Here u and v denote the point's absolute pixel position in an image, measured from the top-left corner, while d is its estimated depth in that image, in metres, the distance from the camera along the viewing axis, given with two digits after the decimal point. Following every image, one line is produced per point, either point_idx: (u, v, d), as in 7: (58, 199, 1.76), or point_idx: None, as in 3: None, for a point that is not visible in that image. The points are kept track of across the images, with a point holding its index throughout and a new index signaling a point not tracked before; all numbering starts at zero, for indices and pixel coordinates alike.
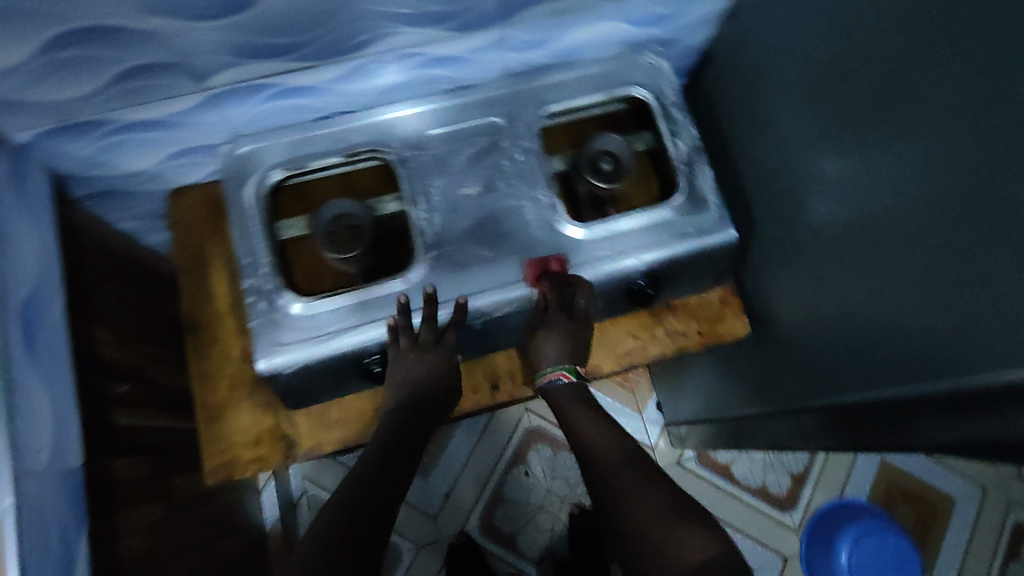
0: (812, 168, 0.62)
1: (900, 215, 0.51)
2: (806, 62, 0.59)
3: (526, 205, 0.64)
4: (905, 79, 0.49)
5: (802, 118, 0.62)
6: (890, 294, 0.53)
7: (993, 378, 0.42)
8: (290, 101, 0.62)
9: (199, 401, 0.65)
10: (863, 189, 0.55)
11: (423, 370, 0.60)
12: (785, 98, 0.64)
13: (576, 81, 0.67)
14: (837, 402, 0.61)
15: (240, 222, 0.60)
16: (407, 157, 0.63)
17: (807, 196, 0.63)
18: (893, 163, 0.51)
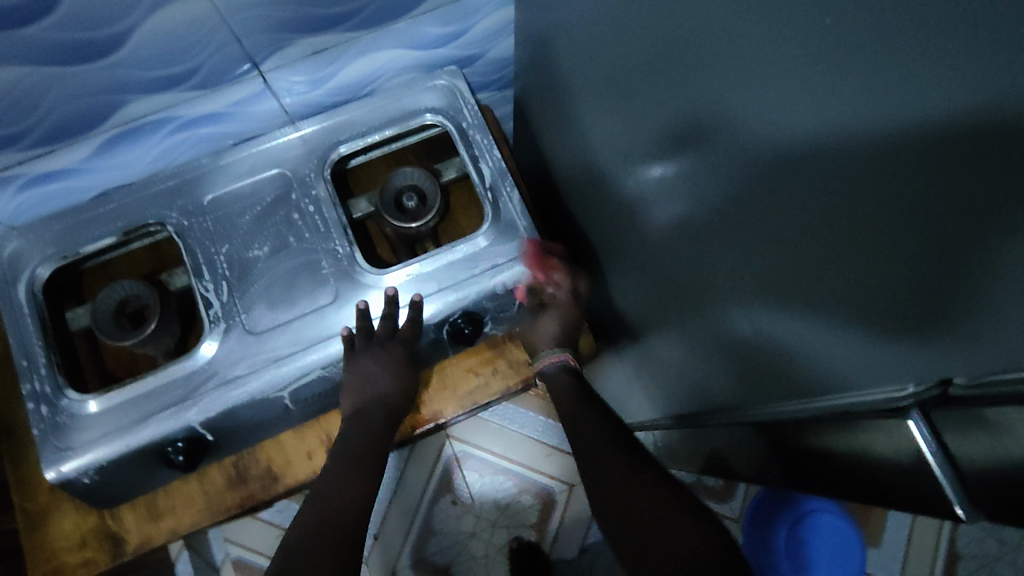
0: (620, 176, 0.57)
1: (679, 227, 0.47)
2: (583, 68, 0.55)
3: (322, 258, 0.60)
4: (645, 84, 0.45)
5: (596, 125, 0.58)
6: (708, 308, 0.49)
7: (873, 399, 0.30)
8: (51, 186, 0.58)
9: (17, 511, 0.61)
10: (656, 202, 0.50)
11: (380, 365, 0.59)
12: (580, 104, 0.59)
13: (365, 117, 0.63)
14: (740, 417, 0.50)
15: (12, 324, 0.57)
16: (187, 226, 0.60)
17: (621, 202, 0.59)
18: (660, 173, 0.47)
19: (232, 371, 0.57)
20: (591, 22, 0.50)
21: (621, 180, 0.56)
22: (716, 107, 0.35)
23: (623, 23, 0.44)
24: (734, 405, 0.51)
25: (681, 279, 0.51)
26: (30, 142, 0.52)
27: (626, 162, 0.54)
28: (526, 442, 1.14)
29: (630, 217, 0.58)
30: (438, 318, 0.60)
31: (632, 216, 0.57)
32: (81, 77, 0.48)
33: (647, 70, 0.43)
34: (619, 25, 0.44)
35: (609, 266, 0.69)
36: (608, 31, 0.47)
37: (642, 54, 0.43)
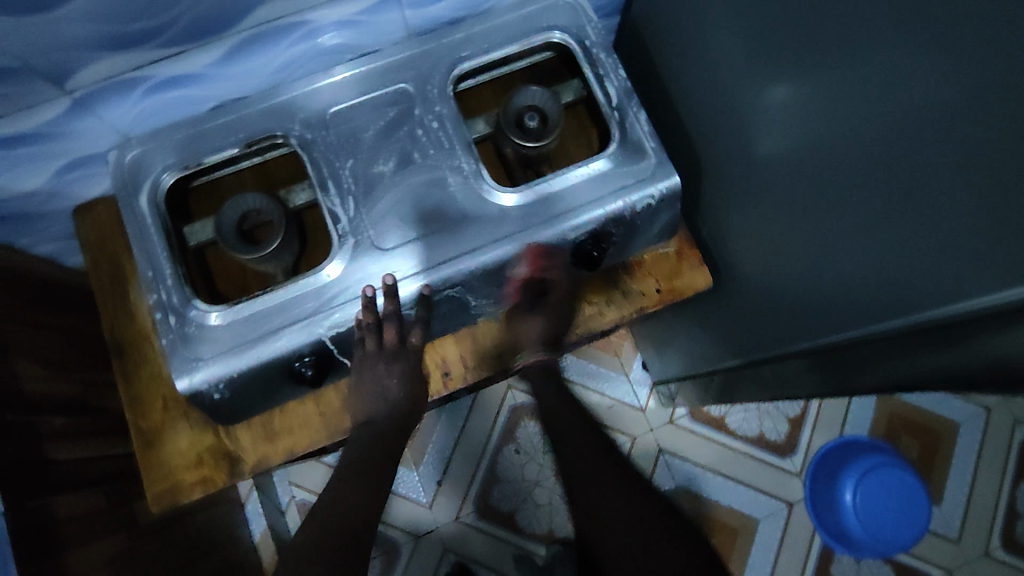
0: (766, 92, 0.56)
1: (861, 127, 0.46)
2: None
3: (447, 176, 0.58)
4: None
5: (742, 40, 0.56)
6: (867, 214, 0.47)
7: None
8: (174, 93, 0.57)
9: (132, 428, 0.60)
10: (823, 112, 0.49)
11: (384, 373, 0.59)
12: (722, 19, 0.58)
13: (488, 33, 0.62)
14: (892, 326, 0.48)
15: (138, 232, 0.56)
16: (310, 140, 0.58)
17: (759, 122, 0.58)
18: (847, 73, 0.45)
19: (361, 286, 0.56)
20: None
21: (767, 97, 0.55)
22: None
23: None
24: (883, 318, 0.49)
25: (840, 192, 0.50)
26: (166, 40, 0.50)
27: (781, 74, 0.53)
28: (586, 394, 1.15)
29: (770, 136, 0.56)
30: (571, 237, 0.58)
31: (775, 134, 0.56)
32: None
33: None
34: None
35: (719, 198, 0.68)
36: None
37: None
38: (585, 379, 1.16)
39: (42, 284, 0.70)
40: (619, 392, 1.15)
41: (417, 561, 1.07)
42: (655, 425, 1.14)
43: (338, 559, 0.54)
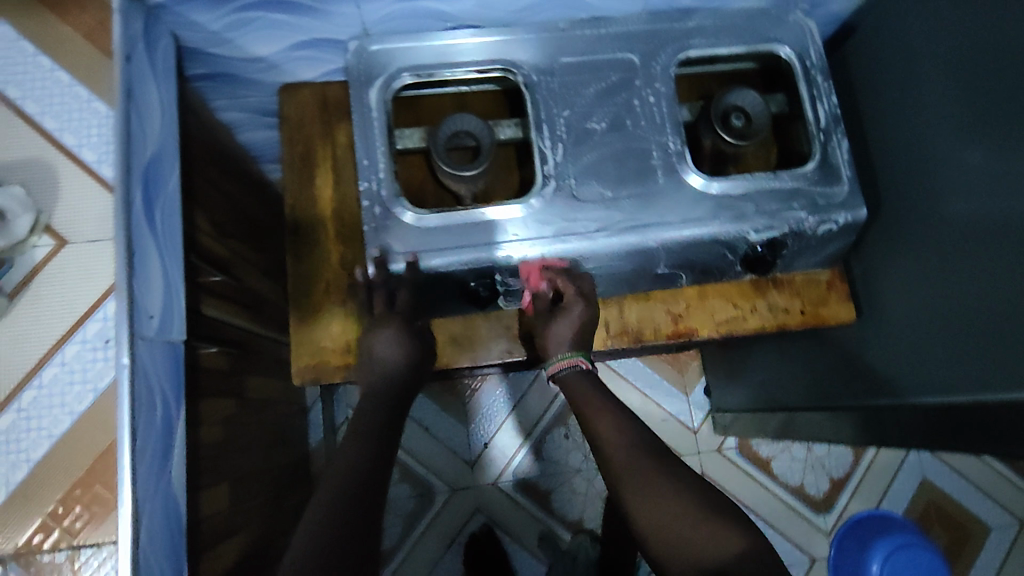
0: (974, 143, 0.58)
1: None
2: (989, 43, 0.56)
3: (652, 148, 0.61)
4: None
5: (962, 93, 0.59)
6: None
7: None
8: (426, 4, 0.59)
9: (292, 303, 0.64)
10: None
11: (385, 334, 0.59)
12: (945, 71, 0.60)
13: (718, 29, 0.64)
14: None
15: (363, 122, 0.59)
16: (535, 82, 0.61)
17: (954, 174, 0.60)
18: None
19: (547, 228, 0.58)
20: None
21: (977, 163, 0.57)
22: None
23: None
24: None
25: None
26: None
27: (1002, 142, 0.55)
28: (643, 400, 1.18)
29: (968, 197, 0.58)
30: (752, 239, 0.60)
31: (970, 196, 0.58)
32: None
33: None
34: None
35: (876, 242, 0.70)
36: None
37: None
38: (646, 386, 1.18)
39: (221, 148, 0.73)
40: (676, 407, 1.17)
41: (447, 512, 1.09)
42: (703, 448, 1.17)
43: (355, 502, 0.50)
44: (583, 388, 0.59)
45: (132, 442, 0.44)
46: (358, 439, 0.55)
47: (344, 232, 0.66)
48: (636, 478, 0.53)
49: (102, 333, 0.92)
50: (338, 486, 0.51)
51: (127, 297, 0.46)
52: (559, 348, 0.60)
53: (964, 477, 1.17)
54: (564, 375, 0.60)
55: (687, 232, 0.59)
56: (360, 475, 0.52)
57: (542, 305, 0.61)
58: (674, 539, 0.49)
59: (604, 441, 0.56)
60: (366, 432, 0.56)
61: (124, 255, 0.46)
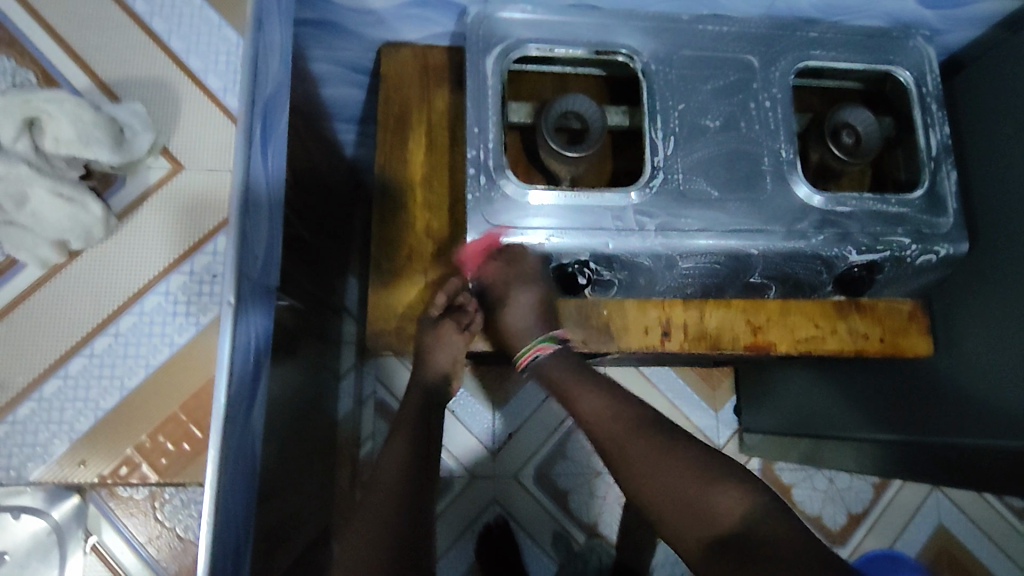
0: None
1: None
2: None
3: (763, 154, 0.59)
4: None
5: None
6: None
7: None
8: None
9: (374, 264, 0.62)
10: None
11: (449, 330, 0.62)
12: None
13: (838, 44, 0.63)
14: None
15: (477, 89, 0.57)
16: (653, 72, 0.60)
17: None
18: None
19: (650, 221, 0.57)
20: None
21: None
22: None
23: None
24: None
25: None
26: None
27: None
28: (671, 411, 1.17)
29: None
30: (852, 259, 0.59)
31: None
32: None
33: None
34: None
35: (958, 279, 0.69)
36: None
37: None
38: (675, 397, 1.17)
39: (308, 99, 0.71)
40: (704, 422, 1.16)
41: (464, 499, 1.08)
42: None
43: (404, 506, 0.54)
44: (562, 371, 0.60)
45: (230, 385, 0.43)
46: (397, 446, 0.59)
47: (432, 200, 0.64)
48: (641, 458, 0.53)
49: (213, 272, 0.64)
50: (393, 480, 0.56)
51: (239, 234, 0.44)
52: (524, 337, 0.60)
53: (979, 528, 1.16)
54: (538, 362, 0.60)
55: (789, 243, 0.58)
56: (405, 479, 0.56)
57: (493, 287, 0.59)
58: (693, 506, 0.49)
59: (597, 420, 0.57)
60: (407, 435, 0.60)
61: (240, 190, 0.44)
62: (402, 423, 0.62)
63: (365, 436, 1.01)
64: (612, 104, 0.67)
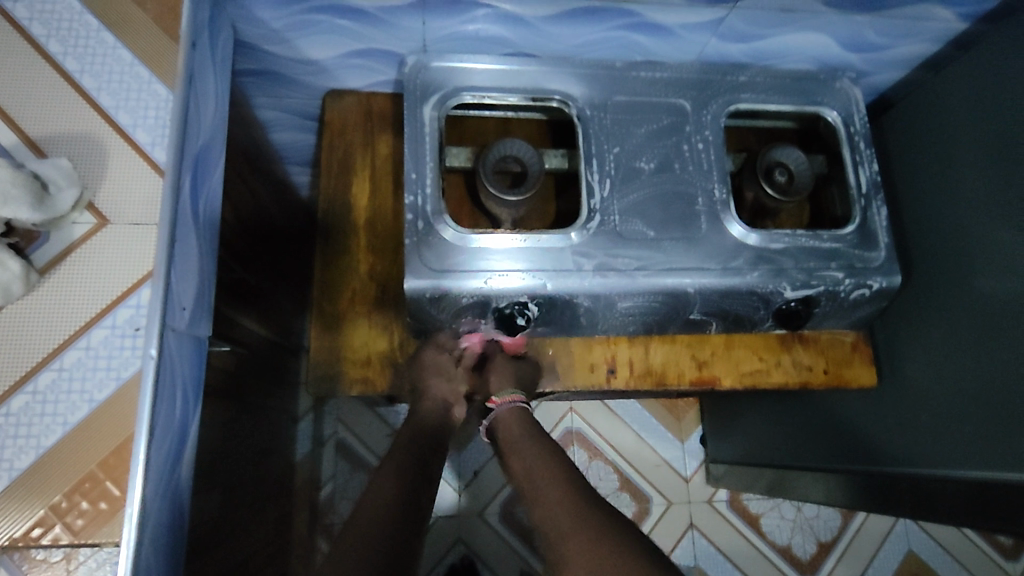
0: (1009, 224, 0.59)
1: None
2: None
3: (697, 195, 0.61)
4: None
5: (1000, 173, 0.60)
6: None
7: None
8: (489, 29, 0.60)
9: (317, 308, 0.62)
10: None
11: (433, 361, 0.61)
12: (986, 150, 0.61)
13: (767, 87, 0.66)
14: None
15: (415, 136, 0.58)
16: (588, 117, 0.62)
17: (987, 251, 0.61)
18: None
19: (587, 262, 0.58)
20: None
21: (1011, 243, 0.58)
22: None
23: None
24: None
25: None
26: None
27: None
28: (637, 443, 1.16)
29: (995, 275, 0.60)
30: (787, 294, 0.61)
31: (997, 273, 0.60)
32: None
33: None
34: None
35: (897, 310, 0.71)
36: None
37: None
38: (641, 429, 1.17)
39: (255, 145, 0.72)
40: (670, 453, 1.16)
41: (429, 540, 1.06)
42: (693, 498, 1.15)
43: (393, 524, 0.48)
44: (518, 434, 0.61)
45: (151, 440, 0.42)
46: (394, 474, 0.53)
47: (375, 243, 0.65)
48: (569, 524, 0.49)
49: None
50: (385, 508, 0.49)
51: (163, 286, 0.44)
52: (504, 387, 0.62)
53: (949, 552, 1.16)
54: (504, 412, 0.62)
55: (724, 281, 0.59)
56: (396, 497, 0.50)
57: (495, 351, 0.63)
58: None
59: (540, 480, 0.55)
60: (401, 470, 0.53)
61: (166, 242, 0.44)
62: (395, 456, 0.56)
63: (325, 478, 1.00)
64: (553, 147, 0.68)
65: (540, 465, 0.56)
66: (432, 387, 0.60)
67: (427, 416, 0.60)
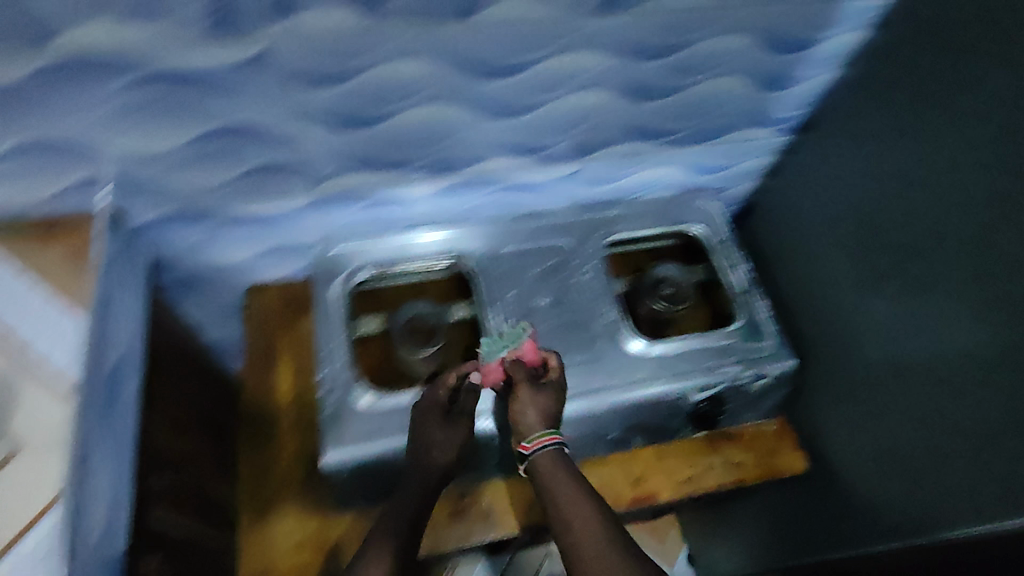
0: (860, 281, 0.62)
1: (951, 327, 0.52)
2: (835, 209, 0.65)
3: (593, 319, 0.66)
4: (954, 179, 0.50)
5: (841, 237, 0.64)
6: (978, 397, 0.50)
7: None
8: (381, 212, 0.68)
9: (247, 497, 0.63)
10: (914, 320, 0.56)
11: (443, 432, 0.57)
12: (824, 215, 0.67)
13: (638, 216, 0.75)
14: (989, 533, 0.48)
15: (324, 313, 0.64)
16: (482, 268, 0.69)
17: (852, 311, 0.65)
18: (930, 281, 0.53)
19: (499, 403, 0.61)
20: (926, 99, 0.52)
21: (862, 307, 0.62)
22: None
23: (913, 168, 0.54)
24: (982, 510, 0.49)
25: (938, 369, 0.53)
26: (411, 169, 0.63)
27: (871, 289, 0.61)
28: None
29: (860, 338, 0.63)
30: (695, 396, 0.64)
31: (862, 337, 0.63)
32: (480, 133, 0.60)
33: (936, 195, 0.52)
34: (908, 172, 0.54)
35: None
36: (885, 173, 0.57)
37: (926, 179, 0.53)
38: None
39: (185, 346, 0.76)
40: None
41: None
42: None
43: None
44: (557, 465, 0.56)
45: None
46: (382, 543, 0.55)
47: (302, 421, 0.67)
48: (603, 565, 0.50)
49: None
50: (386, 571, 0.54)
51: (70, 507, 0.44)
52: (533, 428, 0.57)
53: None
54: (543, 452, 0.57)
55: (633, 395, 0.62)
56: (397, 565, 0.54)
57: (517, 374, 0.58)
58: None
59: (569, 512, 0.54)
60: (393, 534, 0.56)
61: (74, 462, 0.46)
62: (388, 521, 0.57)
63: None
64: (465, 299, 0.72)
65: (560, 486, 0.55)
66: (436, 458, 0.57)
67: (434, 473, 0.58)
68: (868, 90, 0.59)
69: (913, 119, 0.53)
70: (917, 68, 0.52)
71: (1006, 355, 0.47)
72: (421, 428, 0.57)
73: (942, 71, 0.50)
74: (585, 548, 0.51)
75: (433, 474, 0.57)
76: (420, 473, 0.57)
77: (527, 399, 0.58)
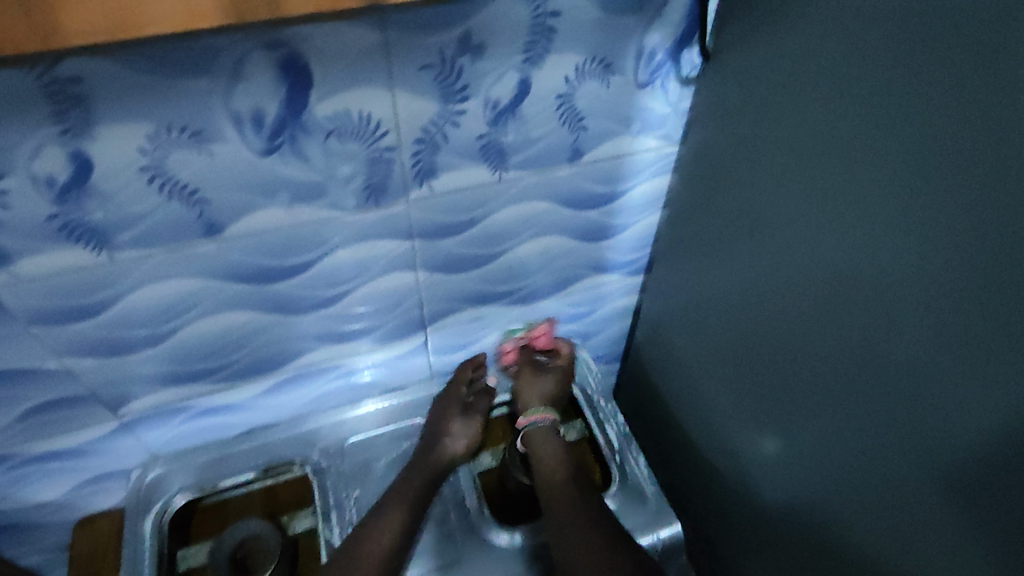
0: (762, 357, 0.48)
1: (828, 450, 0.43)
2: (695, 337, 0.59)
3: (449, 510, 0.58)
4: (795, 259, 0.42)
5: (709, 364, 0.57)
6: (949, 533, 0.34)
7: None
8: (209, 421, 0.63)
9: None
10: (800, 460, 0.46)
11: (465, 426, 0.59)
12: (710, 277, 0.54)
13: (501, 378, 0.69)
14: None
15: (132, 553, 0.56)
16: (325, 468, 0.62)
17: (748, 451, 0.55)
18: (792, 400, 0.45)
19: None
20: (812, 93, 0.37)
21: (755, 448, 0.53)
22: (849, 304, 0.38)
23: (738, 275, 0.49)
24: None
25: (889, 484, 0.38)
26: (222, 377, 0.58)
27: (755, 425, 0.52)
28: None
29: (763, 481, 0.53)
30: None
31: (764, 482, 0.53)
32: (289, 328, 0.56)
33: (764, 300, 0.46)
34: (735, 280, 0.50)
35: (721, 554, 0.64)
36: (722, 286, 0.52)
37: (751, 283, 0.48)
38: None
39: None
40: None
41: None
42: None
43: (390, 552, 0.49)
44: (547, 440, 0.56)
45: None
46: (391, 501, 0.52)
47: None
48: (573, 524, 0.48)
49: None
50: (376, 555, 0.49)
51: None
52: (539, 397, 0.59)
53: None
54: (537, 429, 0.57)
55: None
56: (395, 540, 0.50)
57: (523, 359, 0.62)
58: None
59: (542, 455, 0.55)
60: (405, 501, 0.52)
61: None
62: (395, 498, 0.53)
63: None
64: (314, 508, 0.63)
65: (541, 442, 0.56)
66: (455, 445, 0.57)
67: (433, 466, 0.56)
68: (701, 179, 0.52)
69: (847, 77, 0.34)
70: (734, 155, 0.47)
71: (912, 471, 0.36)
72: (444, 425, 0.59)
73: (762, 115, 0.42)
74: (562, 539, 0.47)
75: (440, 463, 0.56)
76: (424, 457, 0.56)
77: (528, 382, 0.61)
